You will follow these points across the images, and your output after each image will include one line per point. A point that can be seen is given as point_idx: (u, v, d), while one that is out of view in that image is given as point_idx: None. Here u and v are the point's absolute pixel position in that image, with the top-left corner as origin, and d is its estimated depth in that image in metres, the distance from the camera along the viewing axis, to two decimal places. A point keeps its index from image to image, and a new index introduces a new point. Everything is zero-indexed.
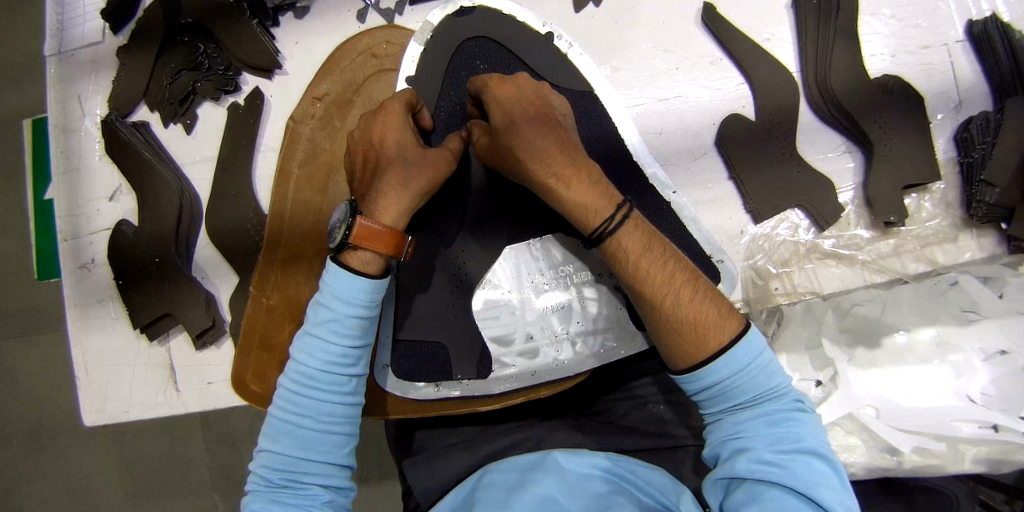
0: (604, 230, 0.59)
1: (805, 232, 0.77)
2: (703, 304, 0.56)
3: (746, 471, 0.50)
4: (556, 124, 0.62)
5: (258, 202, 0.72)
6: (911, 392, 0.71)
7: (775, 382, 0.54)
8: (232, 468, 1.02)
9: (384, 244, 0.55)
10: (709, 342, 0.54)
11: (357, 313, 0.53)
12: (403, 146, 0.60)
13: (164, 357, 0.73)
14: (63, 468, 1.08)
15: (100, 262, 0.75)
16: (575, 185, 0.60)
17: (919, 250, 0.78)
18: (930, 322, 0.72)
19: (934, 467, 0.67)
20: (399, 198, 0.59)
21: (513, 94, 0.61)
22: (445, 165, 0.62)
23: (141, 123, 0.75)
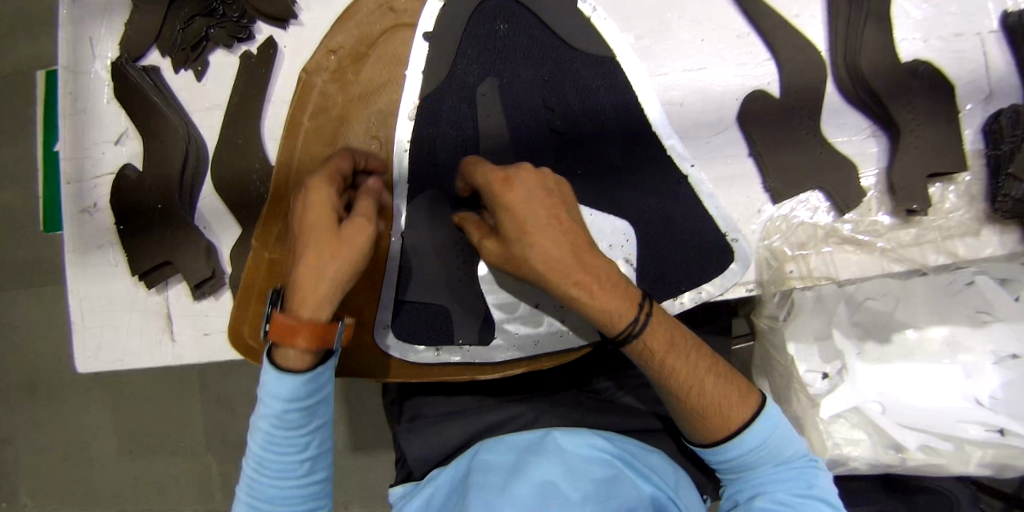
0: (630, 333, 0.56)
1: (824, 214, 0.74)
2: (724, 389, 0.58)
3: (760, 511, 0.55)
4: (574, 224, 0.56)
5: (265, 154, 0.71)
6: (918, 391, 0.79)
7: (795, 442, 0.59)
8: (227, 428, 1.17)
9: (306, 338, 0.52)
10: (730, 422, 0.57)
11: (290, 409, 0.54)
12: (319, 228, 0.54)
13: (162, 305, 0.72)
14: (78, 412, 1.23)
15: (102, 207, 0.74)
16: (598, 293, 0.55)
17: (940, 242, 0.74)
18: (943, 322, 0.80)
19: (937, 465, 0.75)
20: (316, 287, 0.53)
21: (525, 198, 0.55)
22: (363, 233, 0.54)
23: (152, 68, 0.73)
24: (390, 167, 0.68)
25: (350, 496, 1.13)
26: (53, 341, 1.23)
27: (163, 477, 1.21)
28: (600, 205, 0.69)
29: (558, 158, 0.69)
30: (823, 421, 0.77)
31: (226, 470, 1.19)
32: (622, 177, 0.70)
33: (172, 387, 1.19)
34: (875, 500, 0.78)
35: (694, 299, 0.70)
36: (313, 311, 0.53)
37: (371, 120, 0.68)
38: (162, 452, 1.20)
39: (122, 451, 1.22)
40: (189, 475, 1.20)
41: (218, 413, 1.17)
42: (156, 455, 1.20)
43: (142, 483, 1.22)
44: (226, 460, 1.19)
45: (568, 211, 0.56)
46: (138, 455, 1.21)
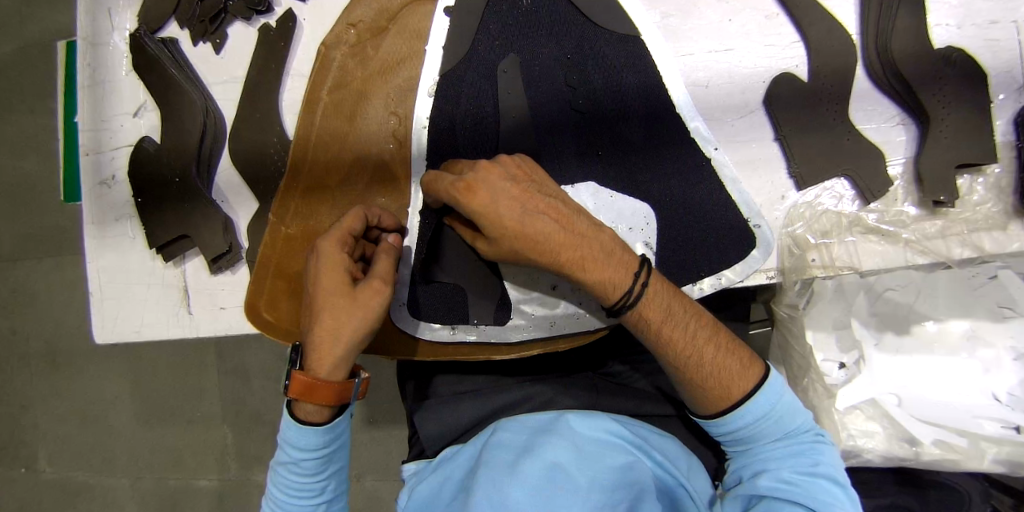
0: (625, 303, 0.59)
1: (849, 203, 0.72)
2: (723, 363, 0.59)
3: (765, 488, 0.56)
4: (552, 201, 0.59)
5: (283, 128, 0.70)
6: (938, 388, 0.78)
7: (799, 417, 0.59)
8: (243, 399, 1.20)
9: (325, 396, 0.58)
10: (732, 392, 0.59)
11: (308, 457, 0.61)
12: (333, 291, 0.57)
13: (179, 278, 0.72)
14: (100, 380, 1.26)
15: (120, 179, 0.74)
16: (591, 262, 0.59)
17: (966, 234, 0.72)
18: (964, 315, 0.79)
19: (952, 461, 0.75)
20: (331, 348, 0.57)
21: (493, 199, 0.57)
22: (377, 296, 0.58)
23: (171, 40, 0.72)
24: (408, 144, 0.67)
25: (362, 469, 1.15)
26: (75, 309, 1.26)
27: (178, 445, 1.24)
28: (622, 187, 0.68)
29: (579, 138, 0.68)
30: (838, 412, 0.77)
31: (240, 440, 1.21)
32: (643, 158, 0.68)
33: (191, 357, 1.22)
34: (885, 492, 0.79)
35: (714, 285, 0.69)
36: (328, 369, 0.58)
37: (390, 96, 0.68)
38: (178, 422, 1.23)
39: (139, 419, 1.25)
40: (204, 443, 1.23)
41: (236, 383, 1.20)
42: (173, 424, 1.23)
43: (158, 449, 1.25)
44: (240, 433, 1.21)
45: (549, 198, 0.59)
46: (156, 423, 1.24)
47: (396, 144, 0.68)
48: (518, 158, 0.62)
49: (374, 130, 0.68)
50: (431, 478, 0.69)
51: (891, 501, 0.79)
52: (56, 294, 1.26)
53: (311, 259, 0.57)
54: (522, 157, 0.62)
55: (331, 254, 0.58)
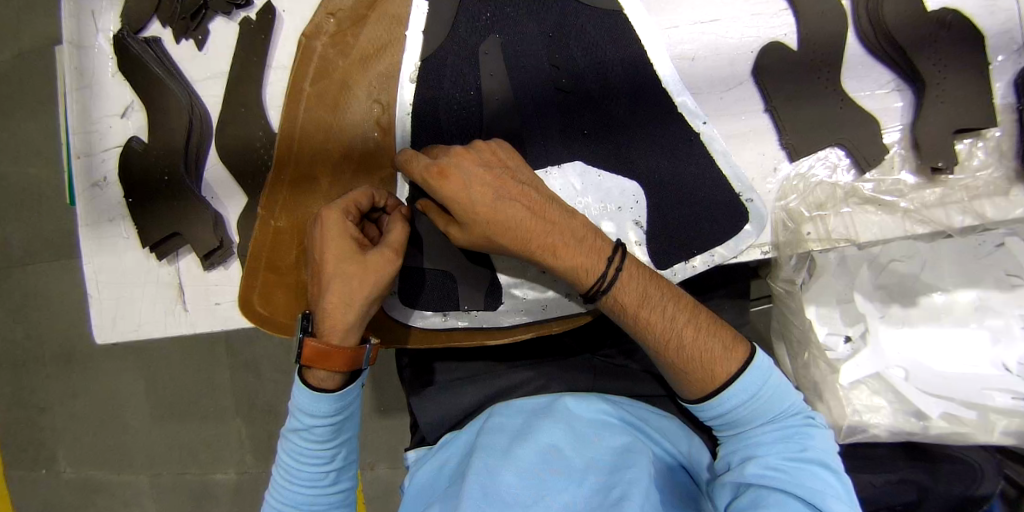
0: (598, 290, 0.61)
1: (844, 172, 0.71)
2: (705, 342, 0.60)
3: (753, 476, 0.55)
4: (524, 188, 0.61)
5: (268, 122, 0.70)
6: (944, 358, 0.77)
7: (787, 400, 0.59)
8: (255, 392, 1.21)
9: (338, 363, 0.59)
10: (716, 376, 0.59)
11: (320, 423, 0.62)
12: (343, 258, 0.60)
13: (173, 276, 0.73)
14: (112, 381, 1.28)
15: (112, 180, 0.74)
16: (561, 249, 0.61)
17: (966, 202, 0.71)
18: (971, 285, 0.77)
19: (961, 434, 0.75)
20: (343, 313, 0.60)
21: (465, 185, 0.58)
22: (388, 264, 0.60)
23: (154, 39, 0.72)
24: (393, 132, 0.68)
25: (375, 457, 1.16)
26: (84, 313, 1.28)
27: (195, 440, 1.26)
28: (611, 166, 0.68)
29: (565, 118, 0.68)
30: (842, 388, 0.76)
31: (252, 434, 1.23)
32: (631, 136, 0.68)
33: (202, 353, 1.23)
34: (894, 468, 0.78)
35: (707, 263, 0.69)
36: (339, 337, 0.60)
37: (373, 84, 0.67)
38: (191, 418, 1.25)
39: (154, 417, 1.27)
40: (219, 437, 1.24)
41: (247, 377, 1.21)
42: (186, 421, 1.25)
43: (175, 445, 1.27)
44: (254, 427, 1.23)
45: (519, 183, 0.61)
46: (169, 420, 1.26)
47: (381, 132, 0.68)
48: (495, 142, 0.63)
49: (358, 120, 0.68)
50: (425, 468, 0.69)
51: (900, 477, 0.77)
52: (66, 297, 1.28)
53: (316, 231, 0.59)
54: (497, 141, 0.62)
55: (336, 225, 0.60)
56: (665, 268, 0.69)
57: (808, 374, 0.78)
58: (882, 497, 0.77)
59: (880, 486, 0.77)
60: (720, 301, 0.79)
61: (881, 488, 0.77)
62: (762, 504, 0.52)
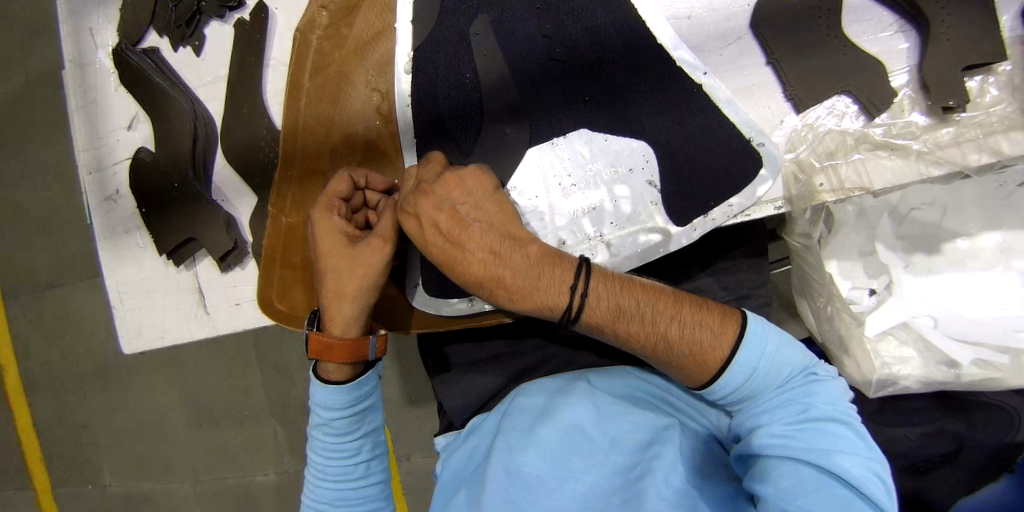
0: (567, 320, 0.59)
1: (852, 120, 0.70)
2: (689, 337, 0.57)
3: (760, 447, 0.54)
4: (478, 228, 0.59)
5: (271, 120, 0.70)
6: (972, 302, 0.79)
7: (789, 363, 0.57)
8: (285, 395, 1.23)
9: (343, 354, 0.61)
10: (707, 368, 0.56)
11: (338, 415, 0.63)
12: (333, 253, 0.62)
13: (192, 281, 0.73)
14: (144, 392, 1.31)
15: (124, 192, 0.75)
16: (519, 290, 0.59)
17: (981, 139, 0.68)
18: (995, 227, 0.78)
19: (994, 380, 0.73)
20: (342, 307, 0.62)
21: (418, 226, 0.60)
22: (377, 253, 0.61)
23: (152, 49, 0.73)
24: (394, 119, 0.68)
25: (410, 447, 1.17)
26: (110, 331, 1.30)
27: (233, 443, 1.28)
28: (615, 129, 0.68)
29: (564, 87, 0.68)
30: (869, 339, 0.77)
31: (286, 434, 1.25)
32: (635, 98, 0.67)
33: (231, 358, 1.25)
34: (930, 419, 0.77)
35: (725, 214, 0.67)
36: (341, 329, 0.62)
37: (370, 73, 0.68)
38: (224, 422, 1.27)
39: (188, 424, 1.30)
40: (253, 440, 1.27)
41: (276, 380, 1.23)
42: (220, 425, 1.28)
43: (214, 450, 1.30)
44: (286, 427, 1.24)
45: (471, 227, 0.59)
46: (204, 426, 1.29)
47: (383, 120, 0.68)
48: (462, 173, 0.61)
49: (360, 108, 0.68)
50: (452, 459, 0.69)
51: (937, 428, 0.76)
52: (95, 316, 1.32)
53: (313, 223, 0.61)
54: (461, 173, 0.60)
55: (324, 224, 0.62)
56: (683, 224, 0.68)
57: (833, 324, 0.78)
58: (918, 450, 0.76)
59: (918, 439, 0.77)
60: (737, 262, 0.79)
61: (916, 442, 0.76)
62: (771, 477, 0.52)
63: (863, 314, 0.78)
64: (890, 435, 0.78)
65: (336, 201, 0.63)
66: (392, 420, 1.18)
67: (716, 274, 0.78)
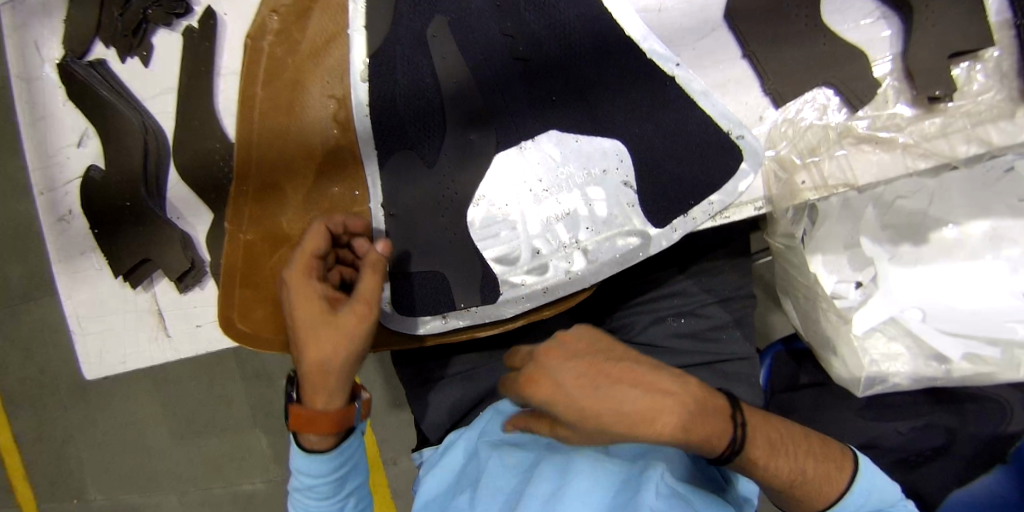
0: (734, 446, 0.54)
1: (834, 113, 0.66)
2: (823, 465, 0.59)
3: None
4: (624, 367, 0.52)
5: (225, 133, 0.68)
6: (963, 293, 0.76)
7: (891, 492, 0.60)
8: (268, 402, 1.21)
9: (326, 426, 0.58)
10: (832, 489, 0.58)
11: (320, 480, 0.61)
12: (312, 322, 0.56)
13: (151, 303, 0.70)
14: (123, 408, 1.28)
15: (77, 213, 0.71)
16: (703, 425, 0.51)
17: (969, 129, 0.65)
18: (982, 215, 0.76)
19: (985, 374, 0.71)
20: (322, 377, 0.57)
21: (555, 387, 0.51)
22: (359, 321, 0.57)
23: (99, 61, 0.69)
24: (353, 127, 0.65)
25: (396, 451, 1.15)
26: None
27: (219, 454, 1.25)
28: (586, 129, 0.65)
29: (531, 88, 0.65)
30: (857, 338, 0.74)
31: (274, 441, 1.22)
32: (606, 95, 0.64)
33: (212, 371, 1.22)
34: (919, 413, 0.77)
35: (705, 214, 0.64)
36: (322, 401, 0.58)
37: (326, 80, 0.65)
38: (206, 434, 1.25)
39: (170, 437, 1.27)
40: (240, 448, 1.24)
41: (259, 388, 1.21)
42: (204, 438, 1.25)
43: (199, 463, 1.27)
44: (270, 437, 1.22)
45: (609, 369, 0.51)
46: (187, 440, 1.26)
47: (340, 129, 0.65)
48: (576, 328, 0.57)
49: (316, 118, 0.65)
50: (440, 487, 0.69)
51: (926, 422, 0.76)
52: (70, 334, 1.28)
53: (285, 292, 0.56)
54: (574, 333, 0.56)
55: (300, 290, 0.57)
56: (662, 225, 0.65)
57: (817, 324, 0.75)
58: (908, 443, 0.77)
59: (908, 433, 0.77)
60: (719, 263, 0.76)
61: (907, 435, 0.76)
62: None
63: (850, 312, 0.75)
64: (880, 430, 0.77)
65: (313, 262, 0.59)
66: (378, 426, 1.15)
67: (697, 275, 0.76)
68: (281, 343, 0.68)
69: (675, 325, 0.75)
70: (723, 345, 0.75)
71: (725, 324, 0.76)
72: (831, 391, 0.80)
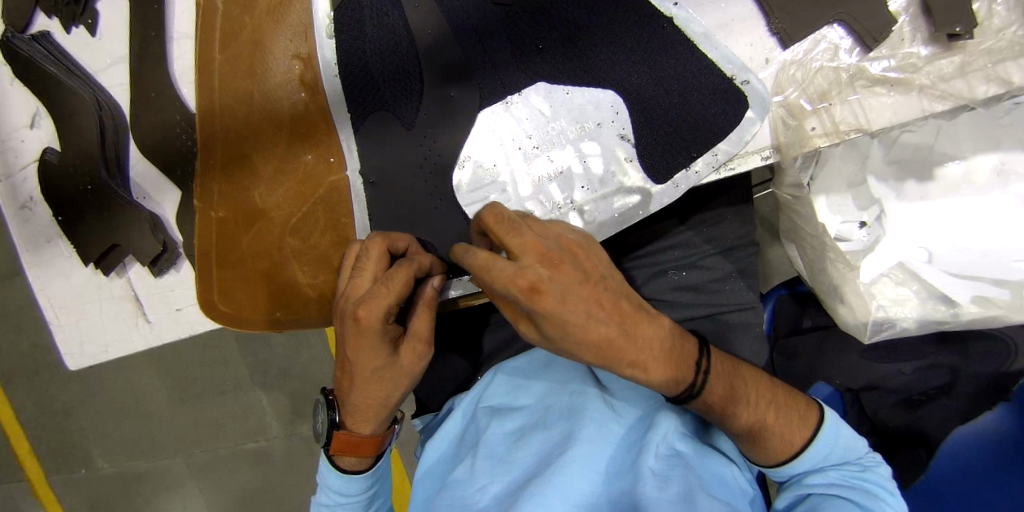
0: (691, 393, 0.55)
1: (846, 55, 0.60)
2: (784, 417, 0.59)
3: (815, 484, 0.58)
4: (616, 298, 0.50)
5: (184, 103, 0.62)
6: (975, 232, 0.72)
7: (860, 446, 0.61)
8: (264, 360, 1.18)
9: (368, 449, 0.59)
10: (795, 442, 0.58)
11: (352, 500, 0.61)
12: (378, 366, 0.53)
13: (127, 288, 0.67)
14: (113, 385, 1.24)
15: (38, 199, 0.66)
16: (662, 364, 0.52)
17: (988, 68, 0.59)
18: (992, 148, 0.71)
19: (993, 317, 0.70)
20: (374, 411, 0.56)
21: (563, 302, 0.46)
22: (418, 361, 0.54)
23: (42, 34, 0.64)
24: (320, 89, 0.60)
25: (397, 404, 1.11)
26: None
27: (219, 415, 1.22)
28: (576, 79, 0.60)
29: (514, 35, 0.60)
30: (863, 284, 0.72)
31: (274, 401, 1.19)
32: (594, 42, 0.59)
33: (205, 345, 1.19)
34: (926, 353, 0.77)
35: (710, 165, 0.60)
36: (367, 429, 0.58)
37: (288, 37, 0.59)
38: (203, 403, 1.22)
39: (163, 412, 1.24)
40: (240, 409, 1.21)
41: (254, 347, 1.18)
42: (201, 406, 1.22)
43: (199, 427, 1.24)
44: (271, 397, 1.19)
45: (605, 295, 0.49)
46: (183, 410, 1.23)
47: (308, 92, 0.60)
48: (574, 236, 0.51)
49: (279, 79, 0.60)
50: (433, 452, 0.67)
51: (931, 361, 0.77)
52: None
53: (354, 328, 0.50)
54: (570, 239, 0.51)
55: (368, 328, 0.51)
56: (664, 182, 0.61)
57: (824, 275, 0.72)
58: (911, 383, 0.77)
59: (913, 373, 0.77)
60: (721, 210, 0.73)
61: (911, 375, 0.77)
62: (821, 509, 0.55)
63: (857, 258, 0.71)
64: (883, 371, 0.77)
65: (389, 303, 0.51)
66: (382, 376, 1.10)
67: (699, 226, 0.72)
68: (268, 323, 0.65)
69: (676, 278, 0.72)
70: (727, 296, 0.72)
71: (728, 273, 0.73)
72: (835, 334, 0.79)
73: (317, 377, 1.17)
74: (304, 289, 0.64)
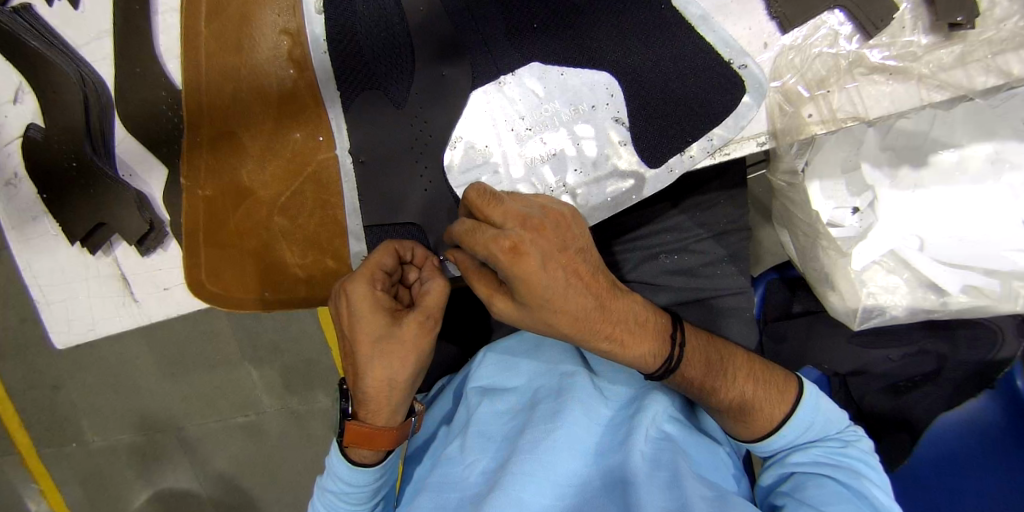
0: (667, 369, 0.56)
1: (846, 42, 0.58)
2: (765, 393, 0.59)
3: (797, 464, 0.59)
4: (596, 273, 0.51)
5: (169, 78, 0.61)
6: (969, 222, 0.72)
7: (839, 421, 0.61)
8: (257, 334, 1.19)
9: (383, 441, 0.56)
10: (772, 417, 0.59)
11: (358, 490, 0.59)
12: (381, 338, 0.52)
13: (114, 267, 0.66)
14: (104, 361, 1.24)
15: (21, 176, 0.65)
16: (631, 338, 0.54)
17: (988, 59, 0.57)
18: (987, 138, 0.70)
19: (981, 307, 0.71)
20: (387, 396, 0.54)
21: (544, 266, 0.46)
22: (424, 334, 0.53)
23: (24, 7, 0.62)
24: (309, 66, 0.59)
25: None
26: None
27: (210, 390, 1.22)
28: (571, 60, 0.58)
29: (508, 15, 0.59)
30: (855, 272, 0.72)
31: (266, 376, 1.20)
32: (589, 23, 0.58)
33: (199, 323, 1.20)
34: (913, 340, 0.77)
35: (703, 149, 0.60)
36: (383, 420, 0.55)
37: (277, 12, 0.58)
38: (193, 380, 1.22)
39: (154, 388, 1.24)
40: (231, 384, 1.21)
41: (246, 321, 1.19)
42: (192, 382, 1.22)
43: (189, 402, 1.24)
44: (262, 372, 1.20)
45: (584, 265, 0.50)
46: (174, 387, 1.23)
47: (296, 68, 0.59)
48: (553, 203, 0.51)
49: (268, 55, 0.59)
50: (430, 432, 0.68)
51: (919, 348, 0.77)
52: None
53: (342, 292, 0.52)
54: (553, 206, 0.51)
55: (360, 294, 0.52)
56: (658, 165, 0.60)
57: (815, 261, 0.72)
58: (897, 369, 0.78)
59: (900, 359, 0.77)
60: (714, 195, 0.72)
61: (898, 361, 0.77)
62: (805, 489, 0.56)
63: (847, 244, 0.71)
64: (869, 357, 0.78)
65: (371, 268, 0.53)
66: None
67: (692, 210, 0.72)
68: (258, 303, 0.64)
69: (666, 262, 0.72)
70: (718, 280, 0.72)
71: (719, 258, 0.72)
72: (824, 320, 0.79)
73: (307, 353, 1.18)
74: (294, 270, 0.63)
